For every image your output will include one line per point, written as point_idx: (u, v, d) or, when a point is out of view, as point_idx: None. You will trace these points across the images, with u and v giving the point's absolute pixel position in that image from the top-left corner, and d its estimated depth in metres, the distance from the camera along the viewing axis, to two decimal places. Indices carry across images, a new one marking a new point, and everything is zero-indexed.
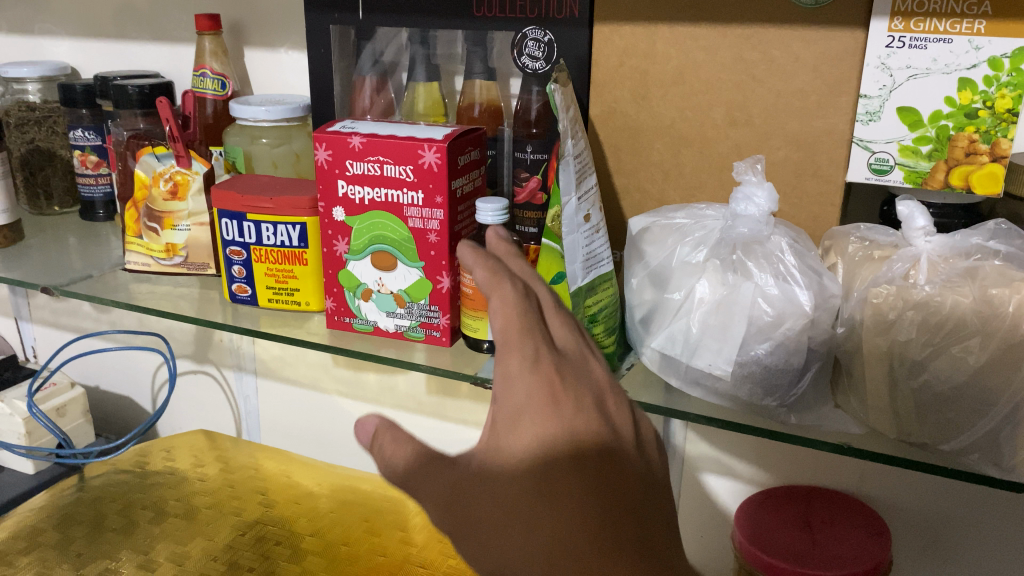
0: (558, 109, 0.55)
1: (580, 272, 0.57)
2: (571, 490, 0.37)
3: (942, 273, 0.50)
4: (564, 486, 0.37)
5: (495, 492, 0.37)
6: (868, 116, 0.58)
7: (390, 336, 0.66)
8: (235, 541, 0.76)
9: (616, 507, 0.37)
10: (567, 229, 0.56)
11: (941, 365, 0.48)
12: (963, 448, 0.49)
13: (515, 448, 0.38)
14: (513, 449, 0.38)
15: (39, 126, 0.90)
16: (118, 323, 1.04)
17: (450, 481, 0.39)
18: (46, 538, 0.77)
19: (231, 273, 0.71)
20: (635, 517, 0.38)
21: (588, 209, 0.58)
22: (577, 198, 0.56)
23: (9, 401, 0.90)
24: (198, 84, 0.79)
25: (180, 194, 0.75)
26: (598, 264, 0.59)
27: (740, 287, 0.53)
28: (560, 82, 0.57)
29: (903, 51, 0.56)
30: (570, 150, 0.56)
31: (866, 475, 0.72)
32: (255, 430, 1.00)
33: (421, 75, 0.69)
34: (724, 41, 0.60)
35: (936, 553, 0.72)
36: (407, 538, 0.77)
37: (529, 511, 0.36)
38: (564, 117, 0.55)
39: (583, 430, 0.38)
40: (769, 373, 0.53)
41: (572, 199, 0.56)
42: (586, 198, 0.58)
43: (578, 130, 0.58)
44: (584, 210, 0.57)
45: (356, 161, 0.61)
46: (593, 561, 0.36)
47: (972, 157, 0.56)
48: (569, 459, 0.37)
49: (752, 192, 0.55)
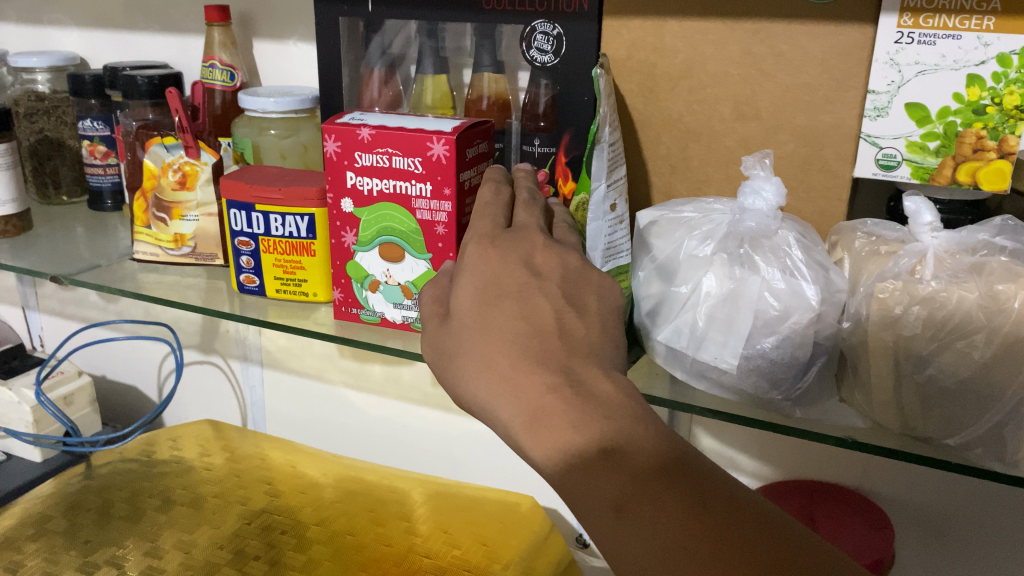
0: (601, 94, 0.57)
1: (600, 258, 0.59)
2: (493, 315, 0.42)
3: (949, 268, 0.50)
4: (488, 314, 0.43)
5: (447, 335, 0.44)
6: (876, 111, 0.58)
7: (397, 327, 0.66)
8: (241, 530, 0.77)
9: (534, 328, 0.41)
10: (593, 216, 0.58)
11: (946, 360, 0.48)
12: (967, 443, 0.49)
13: (459, 297, 0.45)
14: (458, 297, 0.45)
15: (48, 116, 0.90)
16: (125, 313, 1.04)
17: (428, 339, 0.46)
18: (54, 525, 0.77)
19: (239, 264, 0.71)
20: (546, 334, 0.41)
21: (614, 199, 0.60)
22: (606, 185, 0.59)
23: (16, 389, 0.91)
24: (207, 75, 0.79)
25: (188, 184, 0.75)
26: (616, 256, 0.61)
27: (747, 281, 0.53)
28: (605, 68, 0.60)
29: (912, 46, 0.56)
30: (605, 137, 0.58)
31: (869, 469, 0.72)
32: (260, 420, 1.01)
33: (430, 67, 0.70)
34: (733, 35, 0.60)
35: (938, 547, 0.72)
36: (412, 529, 0.78)
37: (466, 336, 0.43)
38: (605, 105, 0.58)
39: (506, 273, 0.44)
40: (775, 367, 0.53)
41: (602, 185, 0.58)
42: (614, 187, 0.60)
43: (615, 121, 0.60)
44: (610, 198, 0.59)
45: (365, 152, 0.61)
46: (504, 365, 0.40)
47: (980, 153, 0.56)
48: (498, 291, 0.43)
49: (760, 186, 0.55)
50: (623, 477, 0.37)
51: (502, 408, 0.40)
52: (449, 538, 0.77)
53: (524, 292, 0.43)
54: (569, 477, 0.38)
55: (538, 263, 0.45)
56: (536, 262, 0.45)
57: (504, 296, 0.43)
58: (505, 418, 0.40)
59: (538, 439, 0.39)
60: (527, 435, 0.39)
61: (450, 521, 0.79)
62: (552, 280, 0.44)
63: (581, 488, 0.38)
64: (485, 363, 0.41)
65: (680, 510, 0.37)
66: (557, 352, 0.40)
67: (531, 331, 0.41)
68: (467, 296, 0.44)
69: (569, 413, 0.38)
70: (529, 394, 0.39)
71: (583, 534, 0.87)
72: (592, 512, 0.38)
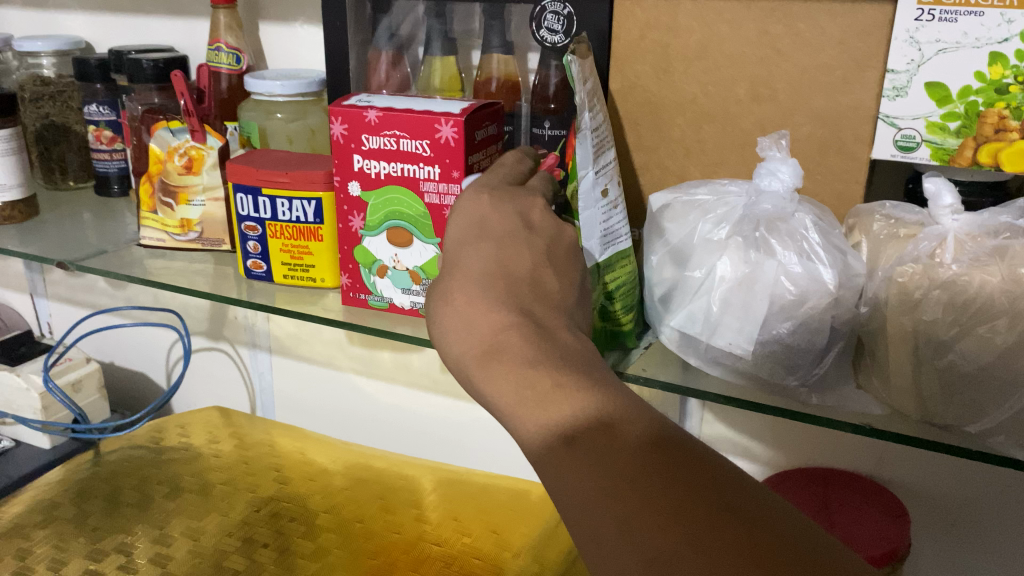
0: (574, 82, 0.54)
1: (596, 248, 0.56)
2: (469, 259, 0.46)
3: (970, 252, 0.48)
4: (463, 262, 0.46)
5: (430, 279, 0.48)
6: (895, 91, 0.56)
7: (405, 313, 0.65)
8: (250, 517, 0.76)
9: (504, 272, 0.45)
10: (584, 205, 0.55)
11: (967, 345, 0.47)
12: (988, 429, 0.48)
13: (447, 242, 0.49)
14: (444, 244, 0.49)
15: (54, 101, 0.89)
16: (133, 300, 1.04)
17: None
18: (63, 512, 0.77)
19: (246, 249, 0.70)
20: (512, 277, 0.45)
21: (605, 184, 0.57)
22: (593, 172, 0.56)
23: (25, 375, 0.91)
24: (212, 58, 0.78)
25: (194, 168, 0.74)
26: (616, 241, 0.58)
27: (763, 265, 0.52)
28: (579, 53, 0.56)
29: (933, 24, 0.54)
30: (585, 124, 0.55)
31: (886, 457, 0.71)
32: (269, 406, 1.01)
33: (438, 49, 0.69)
34: (749, 14, 0.59)
35: (957, 537, 0.71)
36: (422, 516, 0.77)
37: (443, 278, 0.47)
38: (581, 90, 0.54)
39: (493, 217, 0.48)
40: (791, 353, 0.52)
41: (588, 174, 0.55)
42: (603, 173, 0.57)
43: (595, 104, 0.57)
44: (600, 184, 0.57)
45: (372, 135, 0.60)
46: (465, 300, 0.44)
47: (1002, 133, 0.55)
48: (476, 240, 0.47)
49: (776, 167, 0.53)
50: (573, 424, 0.38)
51: (459, 344, 0.43)
52: (459, 525, 0.76)
53: (503, 238, 0.47)
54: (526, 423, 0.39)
55: (534, 219, 0.49)
56: (532, 219, 0.49)
57: (484, 238, 0.47)
58: (459, 353, 0.43)
59: (488, 372, 0.41)
60: (485, 377, 0.41)
61: (460, 509, 0.78)
62: (541, 236, 0.49)
63: (532, 426, 0.39)
64: (450, 301, 0.45)
65: (625, 451, 0.37)
66: (520, 294, 0.44)
67: (500, 273, 0.45)
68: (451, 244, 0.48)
69: (522, 348, 0.41)
70: (483, 330, 0.43)
71: None
72: (539, 448, 0.39)
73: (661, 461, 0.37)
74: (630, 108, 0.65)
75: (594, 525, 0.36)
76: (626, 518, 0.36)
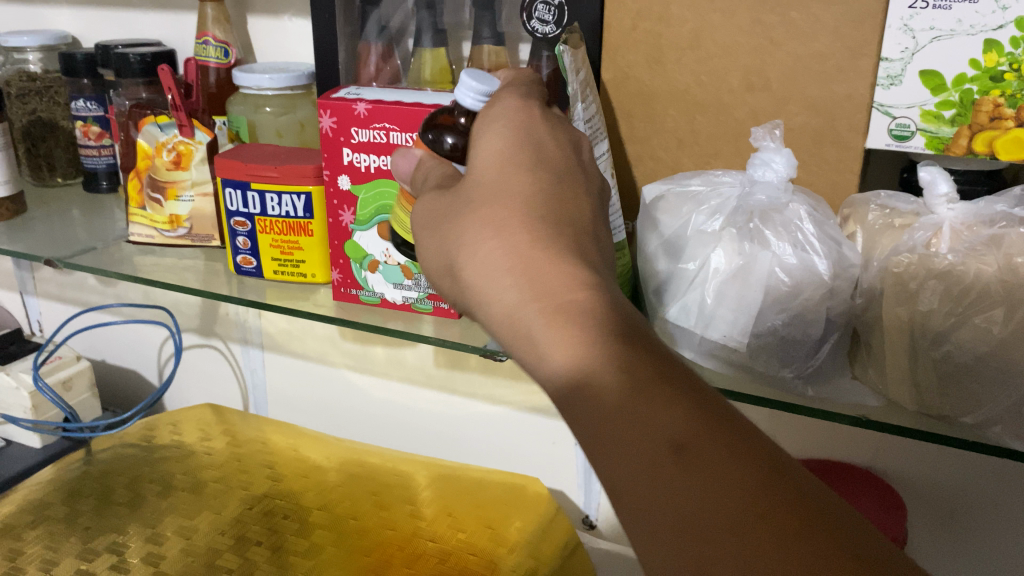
0: (567, 72, 0.53)
1: None
2: (522, 188, 0.40)
3: (965, 241, 0.48)
4: (517, 189, 0.40)
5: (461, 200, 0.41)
6: (889, 79, 0.56)
7: (397, 308, 0.65)
8: (243, 515, 0.76)
9: (561, 216, 0.40)
10: None
11: (963, 336, 0.46)
12: (984, 421, 0.48)
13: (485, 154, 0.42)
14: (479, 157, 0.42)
15: (41, 97, 0.89)
16: (124, 297, 1.03)
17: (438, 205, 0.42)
18: (53, 512, 0.76)
19: (236, 244, 0.70)
20: (570, 224, 0.39)
21: None
22: None
23: (14, 374, 0.90)
24: (200, 52, 0.77)
25: (183, 163, 0.73)
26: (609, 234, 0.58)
27: (757, 257, 0.51)
28: (572, 43, 0.55)
29: (927, 11, 0.54)
30: (580, 114, 0.54)
31: (882, 448, 0.71)
32: (262, 403, 1.00)
33: (428, 41, 0.68)
34: (741, 3, 0.58)
35: (953, 528, 0.71)
36: (416, 512, 0.77)
37: (488, 203, 0.40)
38: (575, 81, 0.54)
39: (549, 145, 0.43)
40: (785, 344, 0.52)
41: None
42: None
43: (590, 93, 0.56)
44: None
45: (361, 128, 0.59)
46: (522, 244, 0.38)
47: (997, 121, 0.54)
48: (531, 169, 0.41)
49: (769, 157, 0.53)
50: (674, 428, 0.34)
51: (510, 292, 0.38)
52: (454, 521, 0.76)
53: (560, 174, 0.42)
54: (609, 421, 0.35)
55: (584, 155, 0.45)
56: (582, 154, 0.44)
57: (538, 168, 0.41)
58: (507, 303, 0.38)
59: (552, 334, 0.36)
60: (552, 329, 0.36)
61: (455, 504, 0.78)
62: (593, 180, 0.44)
63: (611, 418, 0.34)
64: (498, 237, 0.39)
65: (734, 456, 0.33)
66: (582, 247, 0.39)
67: (558, 217, 0.39)
68: (486, 168, 0.41)
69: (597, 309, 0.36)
70: (550, 281, 0.37)
71: (589, 515, 0.86)
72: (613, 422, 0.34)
73: (762, 468, 0.33)
74: (622, 99, 0.64)
75: (683, 535, 0.32)
76: (721, 529, 0.32)
